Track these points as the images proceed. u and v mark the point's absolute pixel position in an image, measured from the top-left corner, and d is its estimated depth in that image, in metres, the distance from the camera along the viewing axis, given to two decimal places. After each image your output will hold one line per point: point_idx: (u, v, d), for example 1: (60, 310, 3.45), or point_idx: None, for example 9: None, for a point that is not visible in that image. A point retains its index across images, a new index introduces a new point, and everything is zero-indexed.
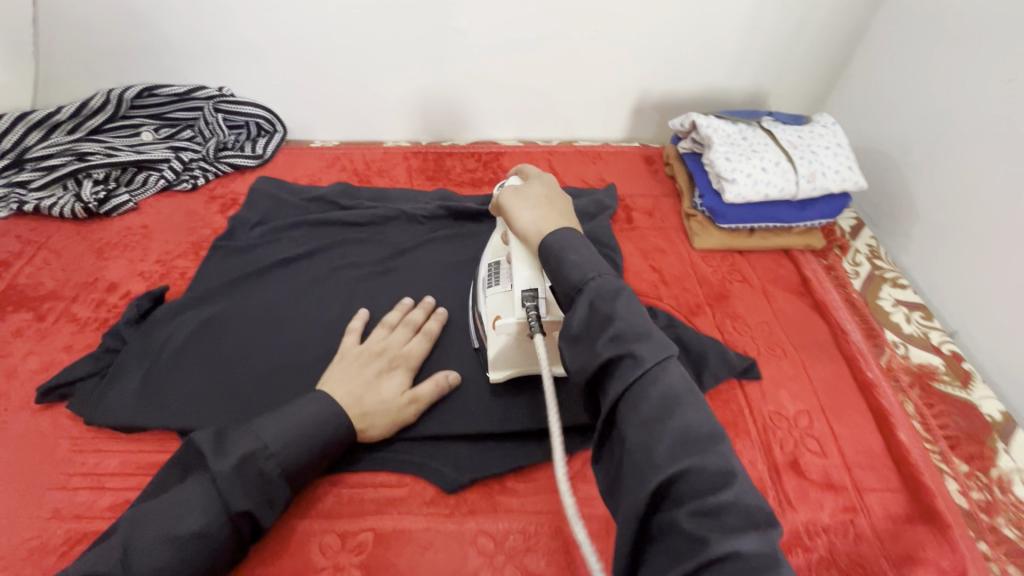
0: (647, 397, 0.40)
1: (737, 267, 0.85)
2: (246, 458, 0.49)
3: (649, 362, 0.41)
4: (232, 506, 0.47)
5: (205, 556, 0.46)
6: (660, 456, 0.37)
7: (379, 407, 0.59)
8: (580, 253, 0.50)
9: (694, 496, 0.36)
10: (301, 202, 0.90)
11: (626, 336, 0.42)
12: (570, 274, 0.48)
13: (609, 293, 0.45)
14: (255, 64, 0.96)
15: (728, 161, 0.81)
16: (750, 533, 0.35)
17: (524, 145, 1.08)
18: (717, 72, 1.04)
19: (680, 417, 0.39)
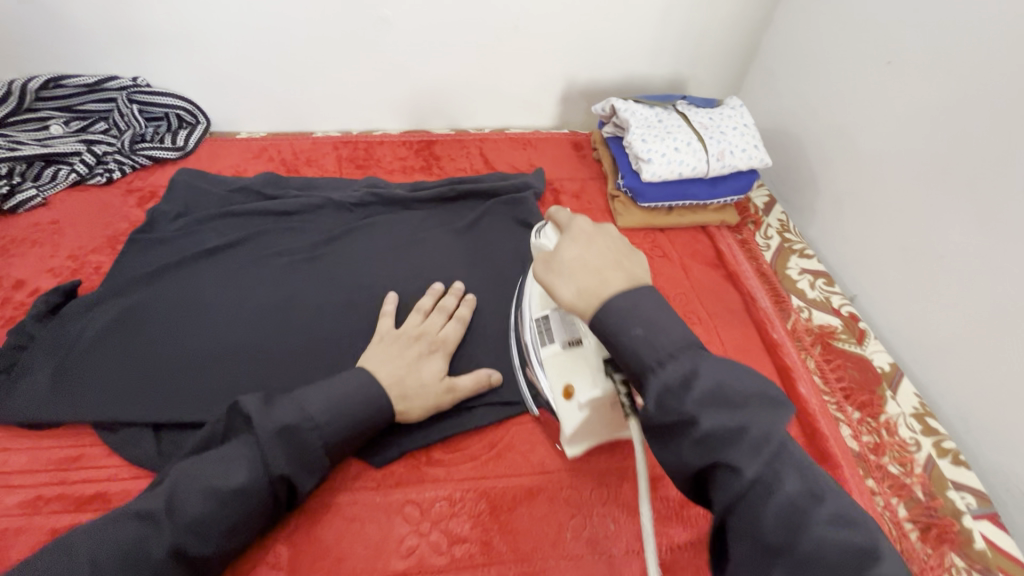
0: (687, 402, 0.41)
1: (658, 243, 0.90)
2: (292, 425, 0.50)
3: (682, 375, 0.42)
4: (274, 468, 0.48)
5: (242, 513, 0.47)
6: (735, 482, 0.39)
7: (419, 389, 0.60)
8: (643, 321, 0.45)
9: (742, 497, 0.39)
10: (225, 193, 0.88)
11: (659, 352, 0.43)
12: (611, 303, 0.46)
13: (651, 305, 0.46)
14: (171, 53, 0.94)
15: (644, 142, 0.85)
16: (806, 534, 0.37)
17: (456, 133, 1.09)
18: (637, 60, 1.09)
19: (735, 434, 0.40)
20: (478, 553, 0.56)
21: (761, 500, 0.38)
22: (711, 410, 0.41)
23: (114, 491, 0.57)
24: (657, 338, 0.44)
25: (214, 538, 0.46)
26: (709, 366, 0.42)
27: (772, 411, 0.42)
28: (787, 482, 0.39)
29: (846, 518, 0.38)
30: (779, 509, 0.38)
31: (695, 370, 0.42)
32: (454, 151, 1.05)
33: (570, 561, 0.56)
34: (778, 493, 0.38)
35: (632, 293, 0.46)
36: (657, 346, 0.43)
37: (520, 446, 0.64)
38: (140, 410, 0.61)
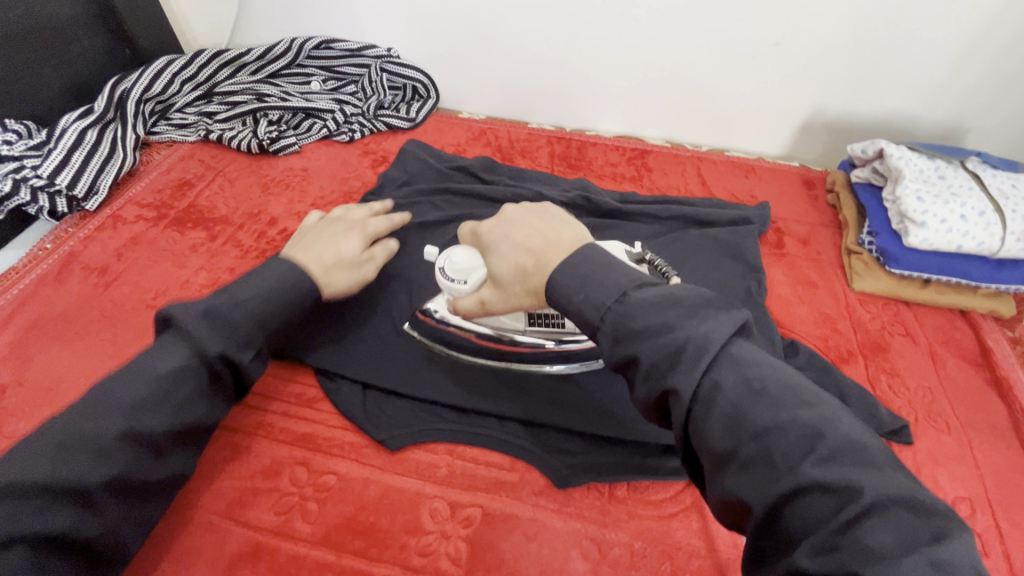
0: (713, 429, 0.37)
1: (901, 318, 0.76)
2: (220, 307, 0.51)
3: (691, 388, 0.38)
4: (204, 342, 0.49)
5: (183, 390, 0.48)
6: (745, 445, 0.35)
7: (340, 261, 0.64)
8: (588, 285, 0.46)
9: (813, 529, 0.31)
10: (446, 169, 0.92)
11: (667, 369, 0.39)
12: (581, 312, 0.46)
13: (654, 313, 0.42)
14: (426, 29, 0.99)
15: (919, 201, 0.72)
16: (867, 478, 0.32)
17: (673, 147, 1.03)
18: (911, 99, 0.92)
19: (741, 389, 0.37)
20: None
21: (843, 523, 0.31)
22: (736, 425, 0.36)
23: (324, 435, 0.61)
24: (658, 348, 0.40)
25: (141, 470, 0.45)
26: (725, 369, 0.38)
27: (741, 347, 0.40)
28: (830, 442, 0.34)
29: (843, 432, 0.35)
30: (819, 477, 0.32)
31: (711, 379, 0.38)
32: (667, 166, 0.98)
33: None
34: (869, 520, 0.30)
35: (608, 307, 0.44)
36: (657, 361, 0.40)
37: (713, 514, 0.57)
38: (348, 366, 0.65)
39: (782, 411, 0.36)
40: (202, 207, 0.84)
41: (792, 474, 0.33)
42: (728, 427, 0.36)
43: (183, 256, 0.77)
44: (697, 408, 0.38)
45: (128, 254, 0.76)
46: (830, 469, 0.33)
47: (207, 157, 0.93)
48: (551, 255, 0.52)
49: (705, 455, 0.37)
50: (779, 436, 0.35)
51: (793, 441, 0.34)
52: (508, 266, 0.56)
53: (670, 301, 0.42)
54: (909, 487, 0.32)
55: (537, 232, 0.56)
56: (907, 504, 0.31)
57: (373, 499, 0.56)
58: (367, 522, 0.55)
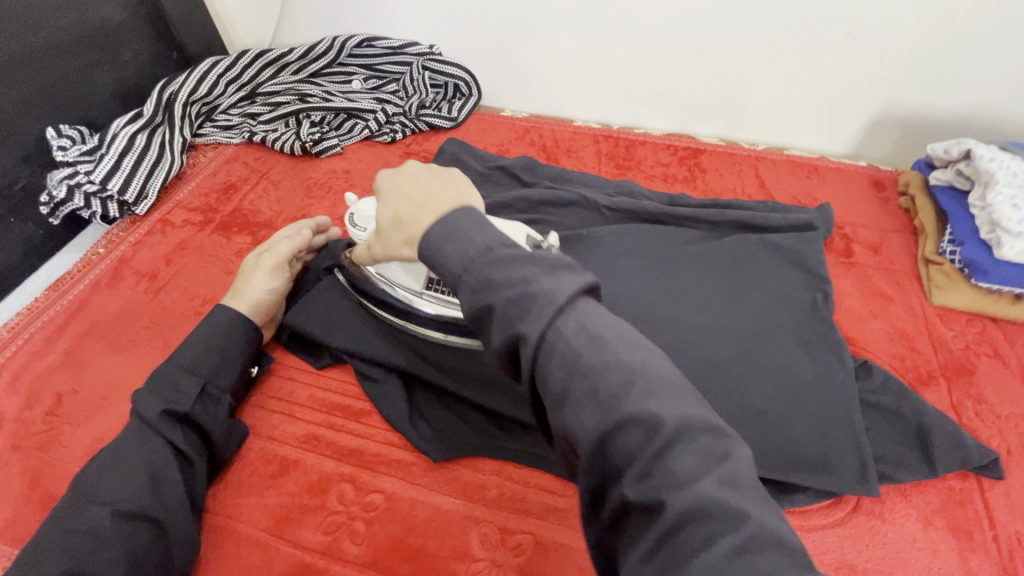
0: (551, 370, 0.33)
1: (989, 337, 0.69)
2: (172, 400, 0.54)
3: (537, 335, 0.34)
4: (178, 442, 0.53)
5: (148, 449, 0.51)
6: (594, 420, 0.32)
7: (245, 272, 0.64)
8: (452, 235, 0.40)
9: (632, 461, 0.30)
10: (487, 171, 0.89)
11: (516, 317, 0.35)
12: (444, 268, 0.40)
13: (509, 270, 0.37)
14: (469, 25, 0.96)
15: (1015, 208, 0.65)
16: (700, 469, 0.29)
17: (727, 145, 0.97)
18: (1000, 92, 0.84)
19: (585, 354, 0.33)
20: None
21: (653, 456, 0.30)
22: (575, 369, 0.33)
23: (371, 452, 0.60)
24: (509, 302, 0.35)
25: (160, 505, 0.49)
26: (569, 316, 0.34)
27: (598, 311, 0.36)
28: (669, 421, 0.30)
29: (678, 400, 0.32)
30: (665, 457, 0.30)
31: (554, 329, 0.34)
32: (722, 166, 0.93)
33: None
34: (682, 455, 0.30)
35: (473, 259, 0.38)
36: (506, 309, 0.35)
37: None
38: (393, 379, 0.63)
39: (612, 351, 0.34)
40: (247, 211, 0.84)
41: (616, 411, 0.31)
42: (569, 368, 0.33)
43: (229, 261, 0.77)
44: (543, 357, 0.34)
45: (177, 259, 0.77)
46: (656, 402, 0.31)
47: (251, 159, 0.92)
48: (425, 210, 0.45)
49: (545, 398, 0.34)
50: (606, 372, 0.33)
51: (637, 429, 0.31)
52: (389, 216, 0.50)
53: (523, 257, 0.37)
54: (723, 423, 0.32)
55: (424, 188, 0.48)
56: (709, 434, 0.31)
57: (421, 522, 0.55)
58: (415, 546, 0.53)
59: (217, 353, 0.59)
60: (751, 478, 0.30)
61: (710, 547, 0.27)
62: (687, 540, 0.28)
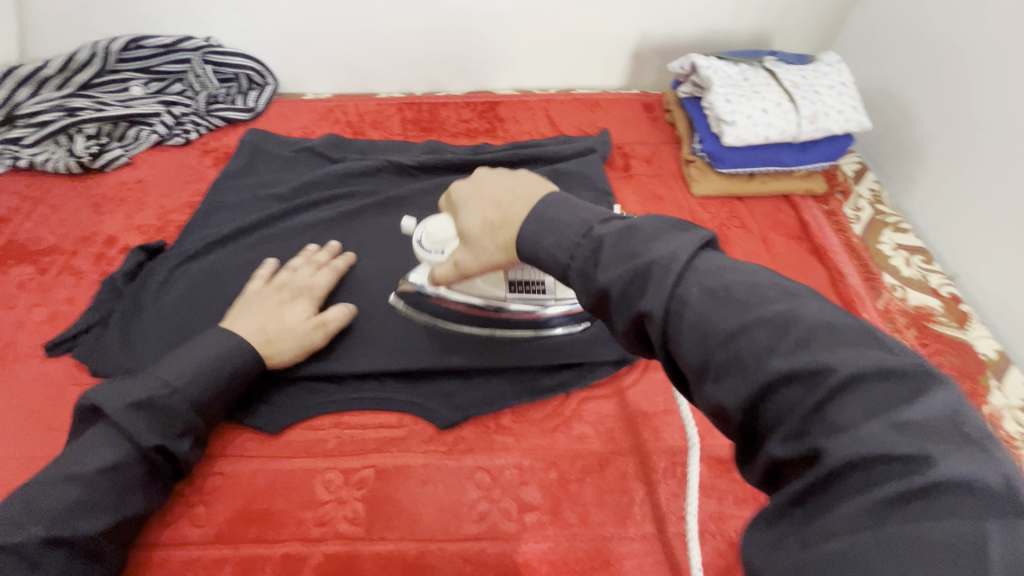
0: (684, 344, 0.34)
1: (736, 213, 0.84)
2: (154, 401, 0.52)
3: (661, 310, 0.35)
4: (142, 443, 0.50)
5: (122, 483, 0.49)
6: (738, 378, 0.31)
7: (285, 330, 0.60)
8: (553, 224, 0.43)
9: (786, 416, 0.29)
10: (292, 154, 0.89)
11: (636, 289, 0.36)
12: (549, 257, 0.43)
13: (624, 248, 0.38)
14: (244, 14, 0.94)
15: (727, 102, 0.79)
16: (875, 420, 0.27)
17: (520, 94, 1.06)
18: (720, 14, 1.00)
19: (699, 313, 0.34)
20: (548, 522, 0.55)
21: (815, 408, 0.28)
22: (706, 334, 0.33)
23: None
24: (624, 272, 0.37)
25: (96, 520, 0.47)
26: (689, 281, 0.35)
27: (732, 268, 0.35)
28: (838, 370, 0.28)
29: (840, 341, 0.30)
30: (826, 407, 0.28)
31: (678, 297, 0.35)
32: (518, 113, 1.01)
33: (642, 539, 0.54)
34: (833, 404, 0.28)
35: (575, 243, 0.41)
36: (626, 288, 0.37)
37: (590, 419, 0.62)
38: None
39: (747, 308, 0.33)
40: (24, 241, 0.77)
41: (762, 369, 0.30)
42: (702, 337, 0.33)
43: (11, 297, 0.71)
44: (667, 327, 0.35)
45: None
46: (795, 347, 0.30)
47: (21, 187, 0.84)
48: (518, 204, 0.48)
49: (686, 369, 0.34)
50: (742, 332, 0.32)
51: (795, 381, 0.29)
52: (478, 222, 0.51)
53: (629, 229, 0.39)
54: (903, 358, 0.29)
55: (507, 186, 0.51)
56: (886, 376, 0.28)
57: (265, 486, 0.56)
58: (261, 510, 0.55)
59: (207, 381, 0.55)
60: (951, 422, 0.26)
61: (867, 496, 0.25)
62: (852, 486, 0.26)
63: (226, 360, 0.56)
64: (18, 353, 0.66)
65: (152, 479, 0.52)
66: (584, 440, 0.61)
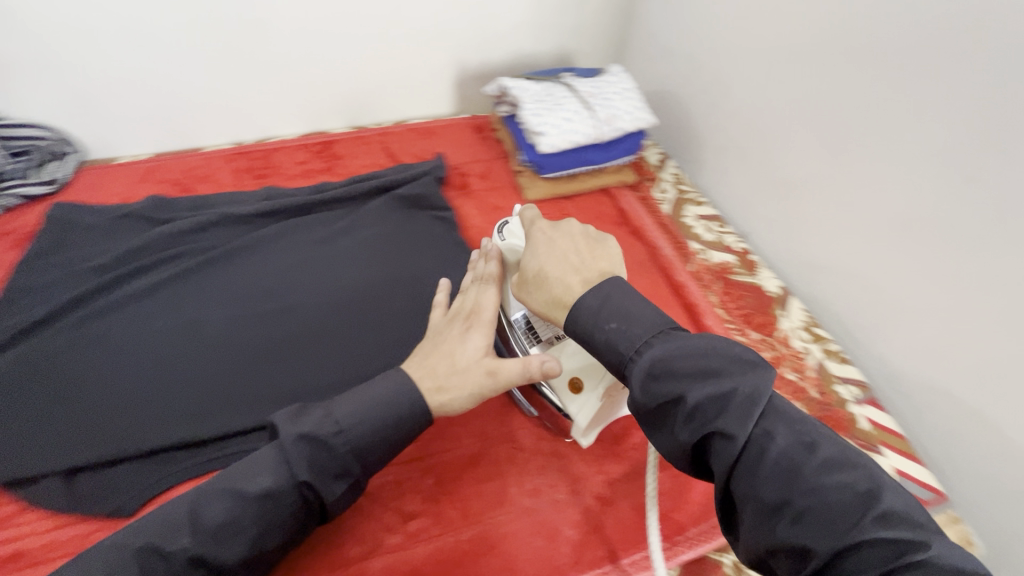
0: (761, 484, 0.39)
1: (566, 210, 0.95)
2: (320, 436, 0.49)
3: (700, 402, 0.42)
4: (297, 475, 0.48)
5: (274, 512, 0.48)
6: (771, 480, 0.38)
7: (453, 376, 0.54)
8: (611, 314, 0.49)
9: (812, 516, 0.37)
10: (110, 222, 0.84)
11: (709, 418, 0.41)
12: (606, 343, 0.48)
13: (663, 366, 0.44)
14: (25, 80, 0.87)
15: (536, 116, 0.89)
16: (881, 532, 0.35)
17: (356, 130, 1.09)
18: (523, 39, 1.12)
19: (747, 413, 0.41)
20: (432, 524, 0.57)
21: (845, 516, 0.36)
22: (789, 480, 0.38)
23: (43, 545, 0.56)
24: (736, 392, 0.41)
25: (241, 546, 0.47)
26: (744, 388, 0.42)
27: (757, 378, 0.42)
28: (886, 496, 0.36)
29: (849, 464, 0.38)
30: (853, 519, 0.36)
31: (746, 394, 0.41)
32: (355, 149, 1.04)
33: (522, 513, 0.59)
34: (879, 538, 0.35)
35: (628, 328, 0.47)
36: (703, 400, 0.42)
37: (460, 419, 0.66)
38: (47, 461, 0.59)
39: (781, 430, 0.40)
40: None
41: (804, 482, 0.38)
42: (786, 482, 0.38)
43: None
44: (738, 464, 0.40)
45: None
46: (869, 500, 0.36)
47: None
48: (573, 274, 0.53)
49: (718, 468, 0.41)
50: (828, 488, 0.37)
51: (832, 493, 0.37)
52: (534, 269, 0.55)
53: (695, 345, 0.45)
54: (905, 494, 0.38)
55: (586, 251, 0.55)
56: (903, 511, 0.36)
57: None
58: None
59: (381, 426, 0.51)
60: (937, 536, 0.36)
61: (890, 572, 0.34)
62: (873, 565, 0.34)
63: (387, 406, 0.52)
64: None
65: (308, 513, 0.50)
66: (456, 440, 0.64)
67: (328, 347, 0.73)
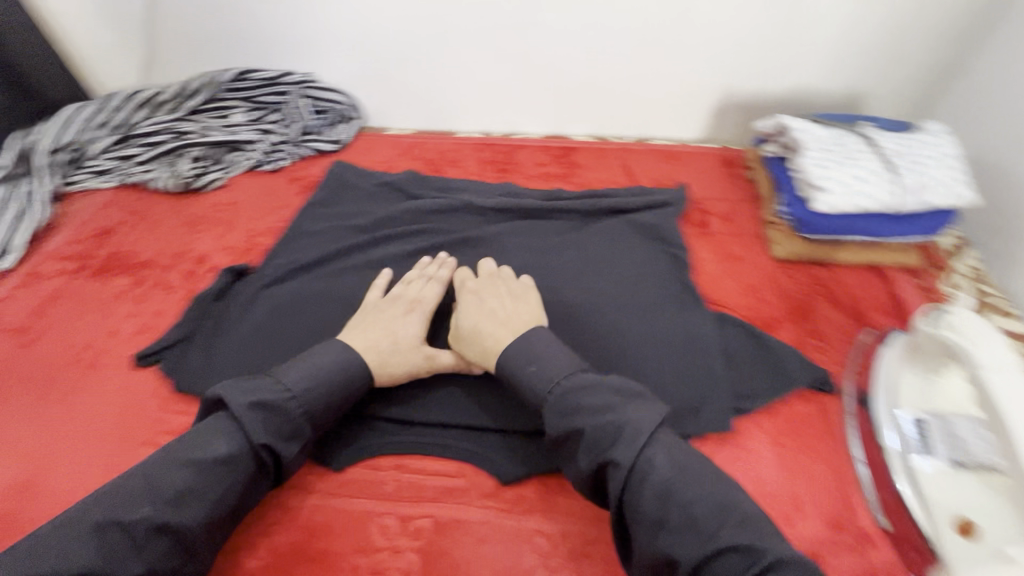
0: (643, 504, 0.46)
1: (821, 280, 0.80)
2: (582, 384, 0.53)
3: (629, 461, 0.47)
4: (253, 441, 0.51)
5: (225, 480, 0.49)
6: (705, 531, 0.44)
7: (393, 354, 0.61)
8: (537, 363, 0.56)
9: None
10: (373, 187, 0.92)
11: (605, 446, 0.48)
12: (530, 382, 0.55)
13: (580, 399, 0.51)
14: (342, 52, 1.00)
15: (821, 168, 0.76)
16: None
17: (598, 141, 1.06)
18: (810, 74, 0.98)
19: (655, 473, 0.47)
20: None
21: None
22: (666, 501, 0.45)
23: None
24: (597, 428, 0.49)
25: (196, 509, 0.48)
26: (644, 443, 0.48)
27: (646, 414, 0.49)
28: (781, 557, 0.41)
29: (744, 523, 0.44)
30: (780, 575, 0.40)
31: (646, 458, 0.47)
32: (594, 161, 1.01)
33: None
34: None
35: (555, 378, 0.54)
36: (598, 435, 0.49)
37: None
38: None
39: (686, 489, 0.46)
40: (126, 253, 0.83)
41: (711, 539, 0.43)
42: (719, 512, 0.45)
43: (110, 306, 0.76)
44: (625, 490, 0.47)
45: (51, 310, 0.75)
46: (742, 536, 0.43)
47: (128, 202, 0.92)
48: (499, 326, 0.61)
49: (637, 526, 0.46)
50: (699, 504, 0.45)
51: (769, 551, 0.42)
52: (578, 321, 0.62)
53: (599, 387, 0.52)
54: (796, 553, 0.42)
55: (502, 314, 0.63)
56: None
57: (321, 525, 0.57)
58: (318, 550, 0.55)
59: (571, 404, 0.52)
60: None
61: None
62: None
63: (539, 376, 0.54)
64: (111, 361, 0.70)
65: (255, 482, 0.52)
66: None
67: None
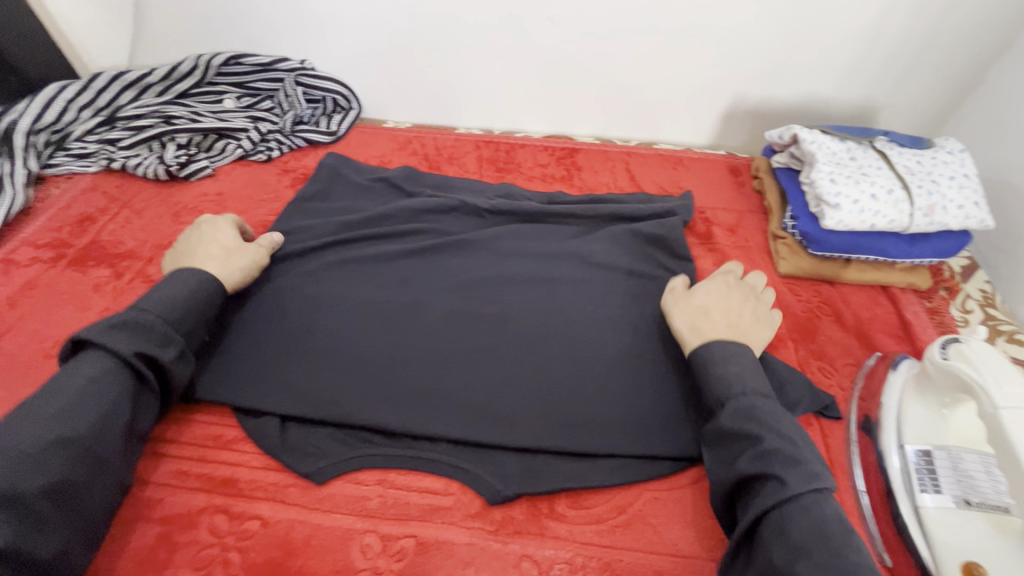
0: (790, 529, 0.43)
1: (827, 298, 0.77)
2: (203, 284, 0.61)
3: (794, 487, 0.44)
4: (129, 348, 0.51)
5: (111, 395, 0.49)
6: (812, 560, 0.40)
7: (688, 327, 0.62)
8: (737, 364, 0.54)
9: None
10: (367, 183, 0.89)
11: (774, 463, 0.46)
12: (717, 384, 0.54)
13: (758, 416, 0.50)
14: (339, 39, 0.96)
15: (832, 183, 0.73)
16: None
17: (602, 143, 1.03)
18: (822, 82, 0.95)
19: (812, 505, 0.44)
20: None
21: None
22: (819, 538, 0.42)
23: (246, 478, 0.58)
24: (778, 445, 0.47)
25: (91, 414, 0.48)
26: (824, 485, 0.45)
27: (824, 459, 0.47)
28: None
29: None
30: None
31: (812, 493, 0.44)
32: (598, 164, 0.98)
33: None
34: None
35: (744, 389, 0.52)
36: (771, 452, 0.47)
37: (652, 520, 0.56)
38: (272, 399, 0.62)
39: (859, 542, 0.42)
40: (106, 242, 0.80)
41: None
42: (819, 538, 0.42)
43: (86, 298, 0.73)
44: (777, 509, 0.44)
45: (23, 300, 0.72)
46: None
47: (111, 187, 0.88)
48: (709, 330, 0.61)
49: (775, 546, 0.43)
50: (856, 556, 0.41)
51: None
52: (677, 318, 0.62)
53: (743, 383, 0.53)
54: None
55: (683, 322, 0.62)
56: None
57: (301, 541, 0.54)
58: (295, 568, 0.52)
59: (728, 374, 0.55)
60: None
61: None
62: None
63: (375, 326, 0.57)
64: None
65: (138, 394, 0.52)
66: (643, 544, 0.55)
67: (540, 373, 0.64)
